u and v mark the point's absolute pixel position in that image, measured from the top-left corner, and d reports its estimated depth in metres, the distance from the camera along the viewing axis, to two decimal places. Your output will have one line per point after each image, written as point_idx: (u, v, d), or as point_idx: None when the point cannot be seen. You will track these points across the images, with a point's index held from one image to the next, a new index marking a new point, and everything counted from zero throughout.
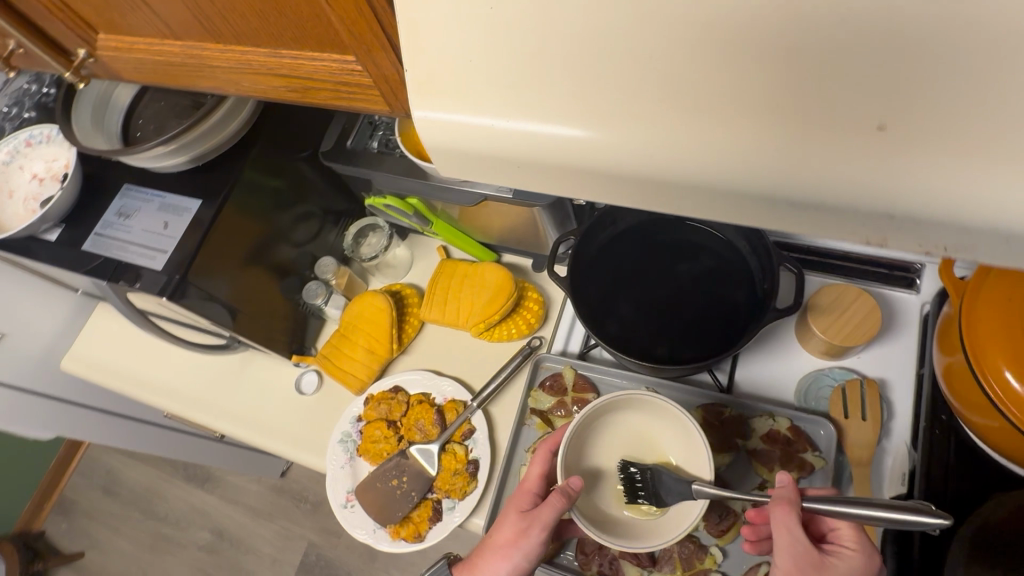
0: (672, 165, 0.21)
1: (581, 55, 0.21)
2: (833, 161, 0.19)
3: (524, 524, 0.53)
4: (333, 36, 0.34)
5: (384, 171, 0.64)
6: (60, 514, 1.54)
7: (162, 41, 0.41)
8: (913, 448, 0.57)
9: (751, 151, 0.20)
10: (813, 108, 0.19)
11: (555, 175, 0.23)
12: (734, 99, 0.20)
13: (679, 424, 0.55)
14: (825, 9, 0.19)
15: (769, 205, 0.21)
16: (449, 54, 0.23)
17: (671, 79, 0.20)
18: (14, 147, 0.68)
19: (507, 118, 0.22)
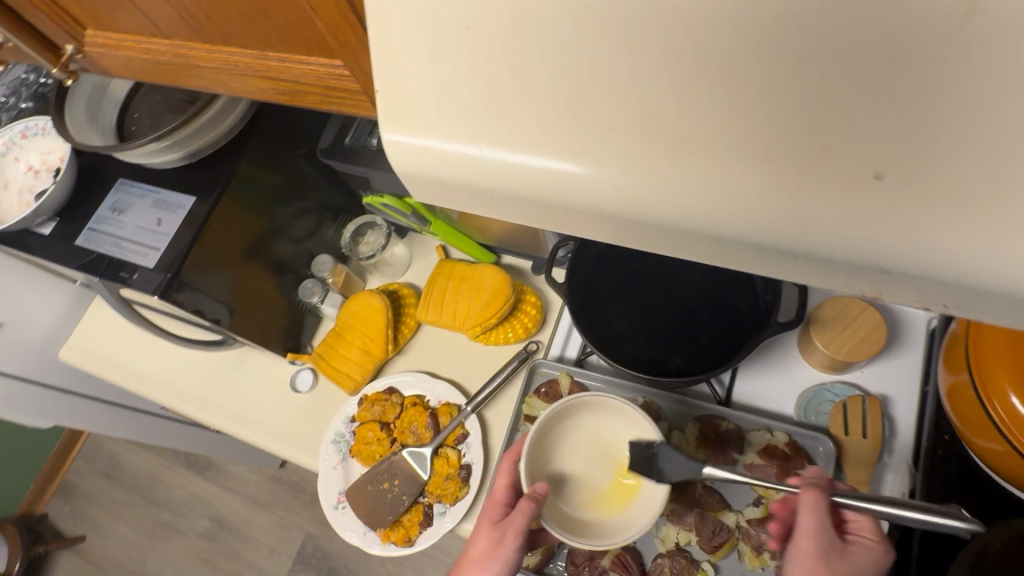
0: (664, 206, 0.21)
1: (570, 87, 0.21)
2: (827, 209, 0.19)
3: (498, 535, 0.52)
4: (319, 40, 0.33)
5: (381, 170, 0.63)
6: (63, 497, 1.56)
7: (149, 39, 0.40)
8: (914, 467, 0.56)
9: (745, 197, 0.20)
10: (807, 155, 0.19)
11: (542, 207, 0.23)
12: (729, 143, 0.20)
13: (636, 422, 0.54)
14: (823, 53, 0.19)
15: (761, 252, 0.21)
16: (432, 79, 0.22)
17: (665, 117, 0.20)
18: (10, 138, 0.67)
19: (495, 146, 0.22)
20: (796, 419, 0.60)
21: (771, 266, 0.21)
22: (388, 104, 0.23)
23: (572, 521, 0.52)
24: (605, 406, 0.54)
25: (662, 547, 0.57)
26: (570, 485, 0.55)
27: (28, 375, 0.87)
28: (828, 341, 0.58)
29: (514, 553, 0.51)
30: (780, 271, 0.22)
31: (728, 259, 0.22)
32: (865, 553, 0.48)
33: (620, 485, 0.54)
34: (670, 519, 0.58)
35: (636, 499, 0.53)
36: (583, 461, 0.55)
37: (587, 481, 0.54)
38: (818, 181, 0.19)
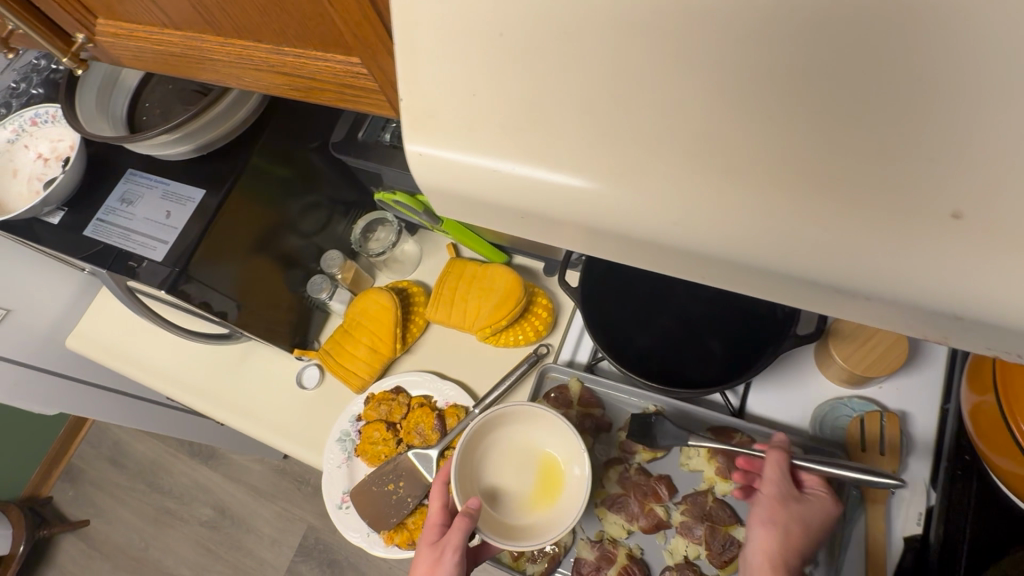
0: (715, 235, 0.20)
1: (616, 105, 0.20)
2: (892, 244, 0.18)
3: (437, 555, 0.52)
4: (337, 36, 0.31)
5: (393, 167, 0.62)
6: (68, 481, 1.56)
7: (161, 30, 0.39)
8: (931, 487, 0.55)
9: (805, 229, 0.18)
10: (874, 189, 0.18)
11: (576, 229, 0.22)
12: (788, 173, 0.18)
13: (554, 425, 0.58)
14: (893, 81, 0.18)
15: (814, 288, 0.20)
16: (466, 90, 0.21)
17: (715, 141, 0.19)
18: (20, 125, 0.66)
19: (527, 163, 0.21)
20: (811, 433, 0.59)
21: (818, 300, 0.20)
22: (412, 112, 0.22)
23: (510, 527, 0.55)
24: (524, 414, 0.58)
25: (670, 560, 0.56)
26: (504, 495, 0.58)
27: (34, 362, 0.87)
28: (849, 359, 0.56)
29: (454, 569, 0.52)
30: (824, 304, 0.21)
31: (771, 289, 0.21)
32: (821, 501, 0.50)
33: (549, 485, 0.58)
34: (679, 531, 0.57)
35: (566, 495, 0.57)
36: (512, 470, 0.59)
37: (519, 488, 0.58)
38: (886, 216, 0.18)
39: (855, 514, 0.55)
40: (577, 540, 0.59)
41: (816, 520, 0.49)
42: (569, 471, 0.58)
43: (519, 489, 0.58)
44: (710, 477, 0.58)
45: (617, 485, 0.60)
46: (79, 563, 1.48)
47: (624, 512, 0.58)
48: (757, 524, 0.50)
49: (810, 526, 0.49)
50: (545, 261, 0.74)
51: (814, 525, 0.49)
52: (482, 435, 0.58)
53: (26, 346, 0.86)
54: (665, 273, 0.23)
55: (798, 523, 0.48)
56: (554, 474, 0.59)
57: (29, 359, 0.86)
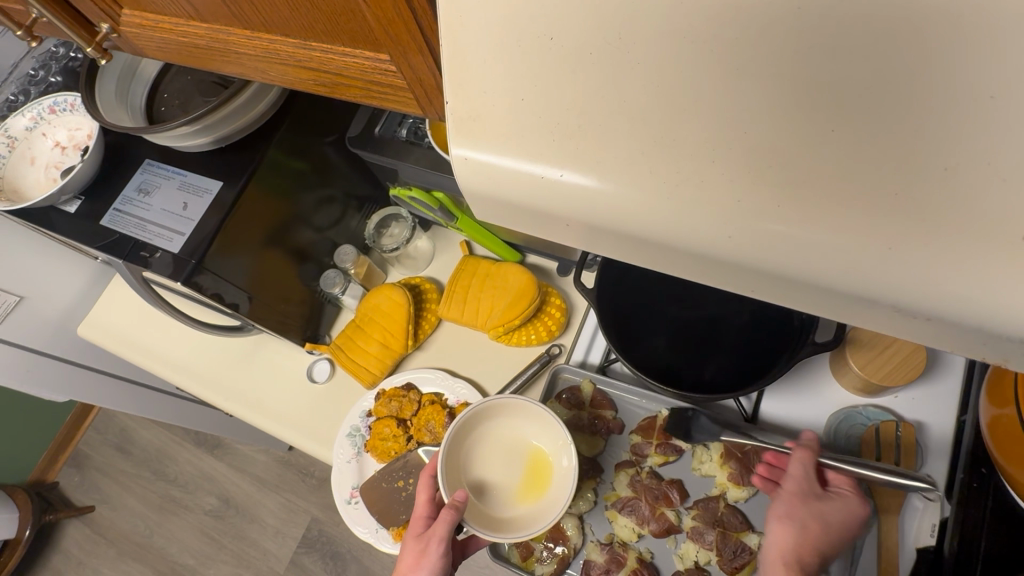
0: (769, 248, 0.19)
1: (669, 115, 0.19)
2: (956, 263, 0.17)
3: (422, 546, 0.52)
4: (368, 33, 0.31)
5: (410, 162, 0.61)
6: (74, 467, 1.57)
7: (187, 21, 0.38)
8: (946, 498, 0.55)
9: (865, 246, 0.18)
10: (944, 208, 0.17)
11: (619, 238, 0.22)
12: (850, 190, 0.18)
13: (540, 418, 0.57)
14: (968, 97, 0.17)
15: (869, 305, 0.19)
16: (513, 95, 0.21)
17: (766, 152, 0.19)
18: (38, 112, 0.66)
19: (573, 169, 0.21)
20: (824, 440, 0.59)
21: (867, 317, 0.20)
22: (458, 115, 0.22)
23: (496, 520, 0.55)
24: (509, 407, 0.58)
25: (680, 565, 0.56)
26: (492, 488, 0.58)
27: (46, 349, 0.87)
28: (867, 368, 0.56)
29: (440, 560, 0.52)
30: (873, 321, 0.20)
31: (819, 306, 0.20)
32: (844, 501, 0.50)
33: (537, 478, 0.58)
34: (689, 536, 0.57)
35: (553, 487, 0.57)
36: (500, 464, 0.59)
37: (507, 481, 0.58)
38: (952, 236, 0.17)
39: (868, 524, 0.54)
40: (587, 542, 0.59)
41: (836, 519, 0.49)
42: (556, 464, 0.58)
43: (507, 483, 0.58)
44: (722, 483, 0.57)
45: (628, 489, 0.59)
46: (84, 548, 1.49)
47: (635, 515, 0.58)
48: (775, 518, 0.50)
49: (829, 526, 0.49)
50: (559, 261, 0.74)
51: (834, 525, 0.49)
52: (469, 429, 0.58)
53: (37, 333, 0.86)
54: (705, 284, 0.22)
55: (816, 522, 0.49)
56: (541, 467, 0.58)
57: (39, 346, 0.86)
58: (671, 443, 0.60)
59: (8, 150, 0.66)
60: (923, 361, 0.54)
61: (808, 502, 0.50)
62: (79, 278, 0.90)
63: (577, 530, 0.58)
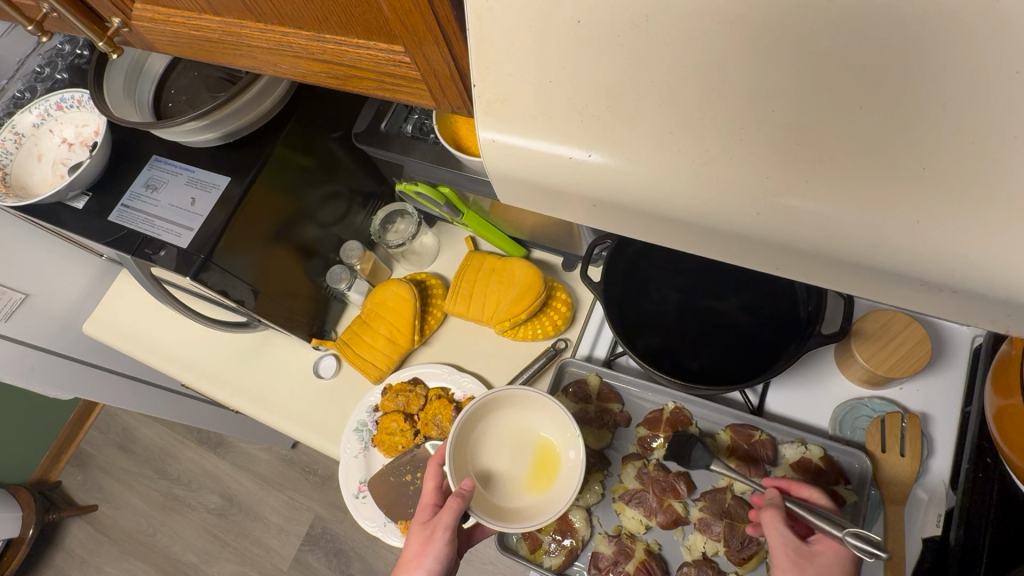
0: (794, 225, 0.20)
1: (694, 95, 0.20)
2: (979, 236, 0.18)
3: (427, 533, 0.53)
4: (383, 25, 0.31)
5: (415, 158, 0.61)
6: (76, 466, 1.57)
7: (200, 15, 0.39)
8: (951, 488, 0.55)
9: (890, 220, 0.18)
10: (968, 180, 0.18)
11: (642, 215, 0.22)
12: (875, 166, 0.19)
13: (547, 409, 0.58)
14: (990, 71, 0.17)
15: (895, 279, 0.20)
16: (540, 78, 0.22)
17: (791, 132, 0.19)
18: (45, 109, 0.66)
19: (599, 150, 0.21)
20: (831, 432, 0.59)
21: (886, 288, 0.20)
22: (485, 98, 0.22)
23: (503, 510, 0.55)
24: (516, 398, 0.58)
25: (688, 556, 0.57)
26: (499, 478, 0.58)
27: (50, 346, 0.87)
28: (865, 353, 0.56)
29: (445, 547, 0.53)
30: (897, 294, 0.21)
31: (838, 278, 0.21)
32: (831, 551, 0.49)
33: (544, 469, 0.58)
34: (697, 527, 0.57)
35: (560, 478, 0.57)
36: (508, 455, 0.59)
37: (515, 472, 0.58)
38: (973, 209, 0.18)
39: (874, 514, 0.55)
40: (595, 534, 0.59)
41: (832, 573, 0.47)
42: (563, 455, 0.58)
43: (515, 474, 0.58)
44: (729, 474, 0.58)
45: (636, 481, 0.59)
46: (86, 547, 1.49)
47: (643, 507, 0.58)
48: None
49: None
50: (564, 255, 0.74)
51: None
52: (477, 420, 0.58)
53: (43, 331, 0.86)
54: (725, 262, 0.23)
55: None
56: (548, 458, 0.58)
57: (46, 343, 0.87)
58: None
59: (15, 147, 0.66)
60: (906, 371, 0.55)
61: (801, 568, 0.48)
62: (85, 276, 0.90)
63: (586, 523, 0.58)
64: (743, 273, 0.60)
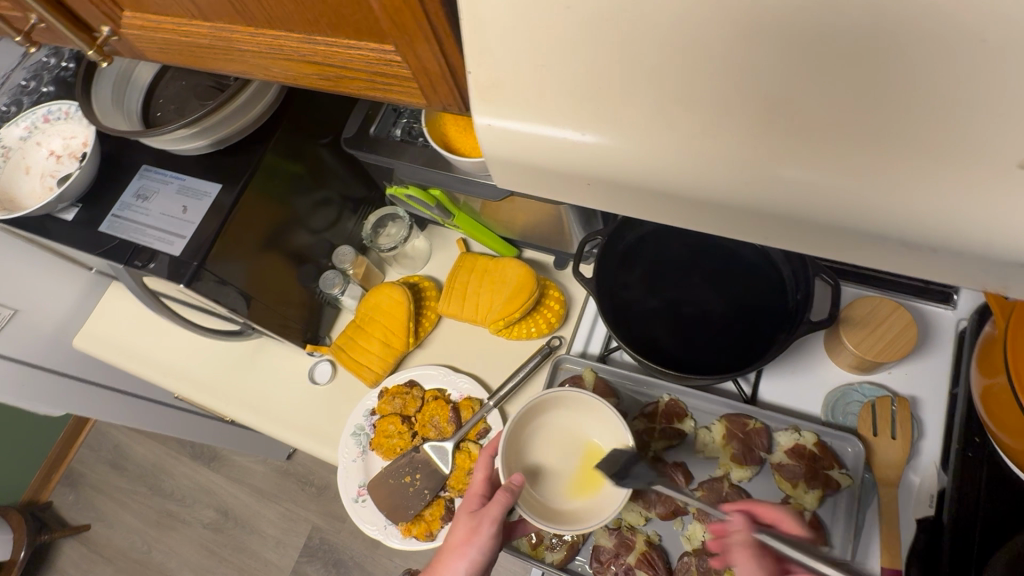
0: (784, 191, 0.21)
1: (681, 73, 0.21)
2: (954, 195, 0.19)
3: (474, 523, 0.54)
4: (373, 25, 0.32)
5: (405, 162, 0.62)
6: (67, 485, 1.55)
7: (190, 22, 0.39)
8: (942, 470, 0.55)
9: (870, 184, 0.19)
10: (944, 143, 0.19)
11: (635, 190, 0.23)
12: (859, 133, 0.19)
13: (602, 414, 0.58)
14: (957, 38, 0.18)
15: (878, 241, 0.21)
16: (532, 61, 0.22)
17: (775, 103, 0.20)
18: (32, 122, 0.66)
19: (590, 129, 0.22)
20: (823, 418, 0.60)
21: (870, 252, 0.21)
22: (481, 83, 0.23)
23: (551, 509, 0.55)
24: (572, 401, 0.58)
25: (688, 546, 0.57)
26: (549, 475, 0.59)
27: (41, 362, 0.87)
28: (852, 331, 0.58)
29: (490, 540, 0.54)
30: (880, 258, 0.22)
31: (824, 242, 0.22)
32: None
33: (593, 472, 0.58)
34: (695, 517, 0.58)
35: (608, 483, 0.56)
36: (558, 453, 0.59)
37: (562, 472, 0.58)
38: (948, 169, 0.19)
39: (868, 498, 0.56)
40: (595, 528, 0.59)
41: None
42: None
43: (561, 474, 0.59)
44: (726, 463, 0.58)
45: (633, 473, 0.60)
46: (80, 567, 1.47)
47: (642, 499, 0.59)
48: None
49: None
50: (555, 254, 0.75)
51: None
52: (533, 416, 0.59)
53: (33, 347, 0.85)
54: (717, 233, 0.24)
55: None
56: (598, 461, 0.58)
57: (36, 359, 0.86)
58: (672, 427, 0.60)
59: (3, 160, 0.66)
60: (887, 357, 0.57)
61: None
62: (74, 291, 0.90)
63: None
64: (734, 263, 0.62)
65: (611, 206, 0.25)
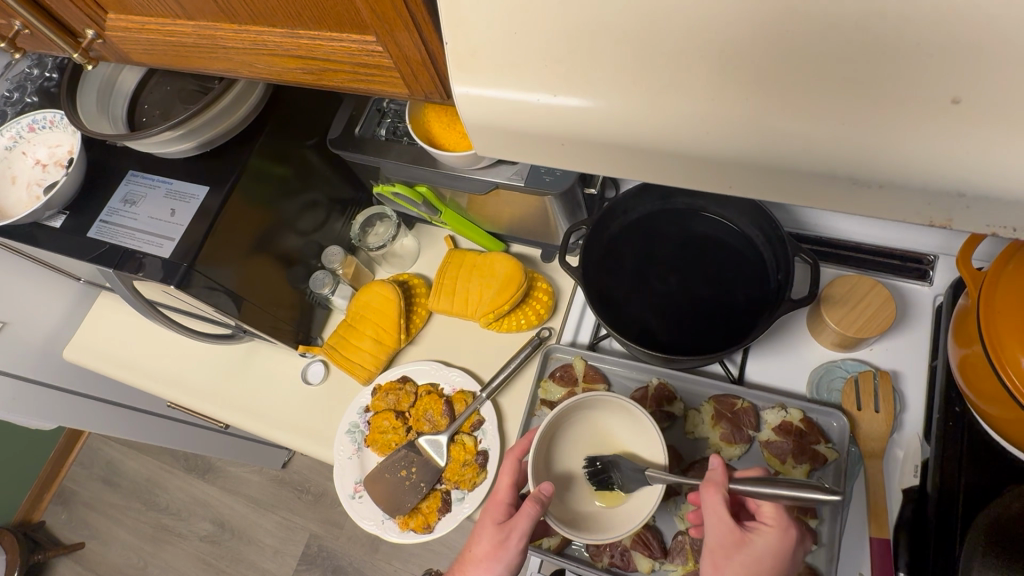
0: (749, 141, 0.22)
1: (644, 34, 0.22)
2: (901, 135, 0.20)
3: (501, 536, 0.53)
4: (353, 16, 0.33)
5: (390, 159, 0.62)
6: (60, 503, 1.54)
7: (174, 21, 0.40)
8: (925, 440, 0.57)
9: (825, 129, 0.21)
10: (885, 86, 0.20)
11: (608, 148, 0.24)
12: (812, 79, 0.20)
13: (635, 420, 0.57)
14: None
15: (832, 181, 0.22)
16: (505, 31, 0.23)
17: (734, 57, 0.21)
18: (17, 132, 0.67)
19: (563, 92, 0.23)
20: (808, 396, 0.61)
21: (832, 196, 0.23)
22: (457, 57, 0.24)
23: (579, 516, 0.55)
24: (603, 403, 0.57)
25: (682, 525, 0.58)
26: (577, 479, 0.58)
27: (32, 375, 0.86)
28: (832, 307, 0.59)
29: (517, 553, 0.53)
30: (841, 200, 0.23)
31: (791, 188, 0.23)
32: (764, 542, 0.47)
33: None
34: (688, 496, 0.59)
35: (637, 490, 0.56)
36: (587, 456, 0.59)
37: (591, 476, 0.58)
38: (892, 110, 0.20)
39: (855, 470, 0.57)
40: None
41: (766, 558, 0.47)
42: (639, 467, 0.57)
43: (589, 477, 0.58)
44: (716, 443, 0.60)
45: None
46: None
47: None
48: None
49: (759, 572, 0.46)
50: (542, 247, 0.76)
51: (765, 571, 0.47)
52: (564, 419, 0.58)
53: (22, 359, 0.85)
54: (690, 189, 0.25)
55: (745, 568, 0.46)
56: None
57: (27, 371, 0.86)
58: (663, 409, 0.61)
59: None
60: (868, 330, 0.58)
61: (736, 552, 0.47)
62: (63, 302, 0.90)
63: None
64: (717, 247, 0.63)
65: (588, 165, 0.26)
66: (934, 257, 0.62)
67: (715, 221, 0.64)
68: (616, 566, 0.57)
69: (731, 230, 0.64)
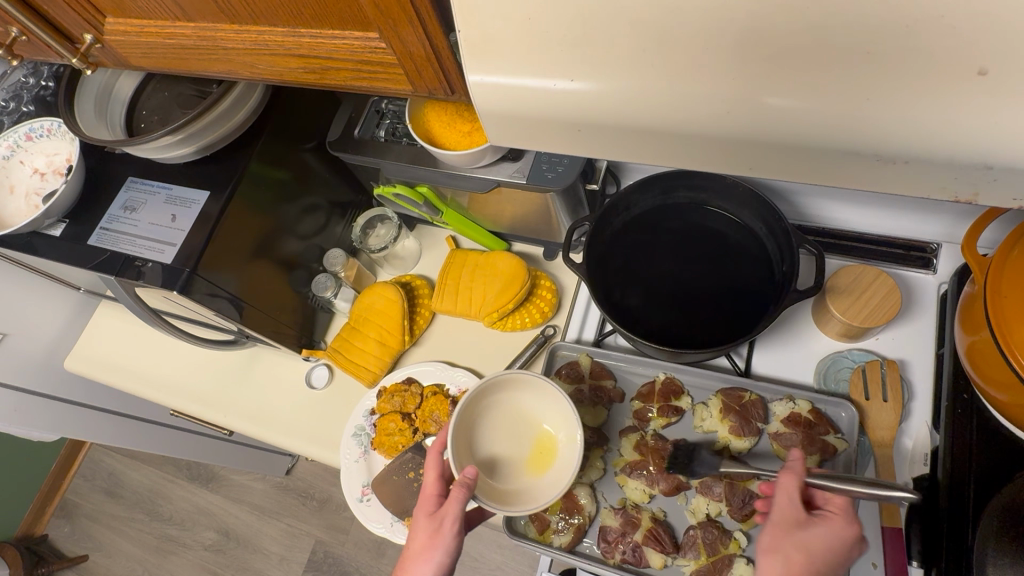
0: (766, 119, 0.22)
1: (661, 15, 0.21)
2: (923, 108, 0.20)
3: (435, 525, 0.53)
4: (356, 12, 0.33)
5: (391, 159, 0.62)
6: (63, 517, 1.53)
7: (174, 23, 0.40)
8: (934, 428, 0.57)
9: (843, 104, 0.21)
10: (911, 60, 0.20)
11: (625, 131, 0.24)
12: (835, 55, 0.20)
13: (542, 389, 0.58)
14: None
15: (853, 156, 0.22)
16: (518, 16, 0.23)
17: (753, 35, 0.21)
18: (14, 140, 0.66)
19: (578, 78, 0.23)
20: (816, 386, 0.61)
21: (854, 171, 0.23)
22: (470, 45, 0.24)
23: (510, 494, 0.55)
24: (515, 383, 0.58)
25: (693, 519, 0.58)
26: (502, 462, 0.58)
27: (33, 387, 0.86)
28: (836, 296, 0.59)
29: (454, 538, 0.53)
30: (864, 175, 0.23)
31: (811, 164, 0.23)
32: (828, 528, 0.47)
33: (544, 451, 0.58)
34: (698, 491, 0.59)
35: (560, 458, 0.57)
36: (507, 439, 0.59)
37: (516, 456, 0.58)
38: (914, 83, 0.20)
39: (864, 461, 0.57)
40: (601, 509, 0.60)
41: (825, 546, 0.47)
42: (557, 437, 0.58)
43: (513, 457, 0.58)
44: (724, 436, 0.59)
45: (635, 453, 0.60)
46: None
47: (644, 477, 0.59)
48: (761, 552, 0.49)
49: (817, 555, 0.46)
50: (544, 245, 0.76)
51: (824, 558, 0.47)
52: (475, 408, 0.58)
53: (23, 370, 0.84)
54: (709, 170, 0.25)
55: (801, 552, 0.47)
56: (546, 439, 0.59)
57: (27, 383, 0.85)
58: (670, 405, 0.61)
59: None
60: (871, 321, 0.58)
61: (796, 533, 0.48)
62: (63, 313, 0.89)
63: (591, 499, 0.59)
64: (719, 240, 0.63)
65: (604, 148, 0.26)
66: (937, 245, 0.62)
67: (718, 215, 0.64)
68: (628, 563, 0.56)
69: (733, 223, 0.64)
